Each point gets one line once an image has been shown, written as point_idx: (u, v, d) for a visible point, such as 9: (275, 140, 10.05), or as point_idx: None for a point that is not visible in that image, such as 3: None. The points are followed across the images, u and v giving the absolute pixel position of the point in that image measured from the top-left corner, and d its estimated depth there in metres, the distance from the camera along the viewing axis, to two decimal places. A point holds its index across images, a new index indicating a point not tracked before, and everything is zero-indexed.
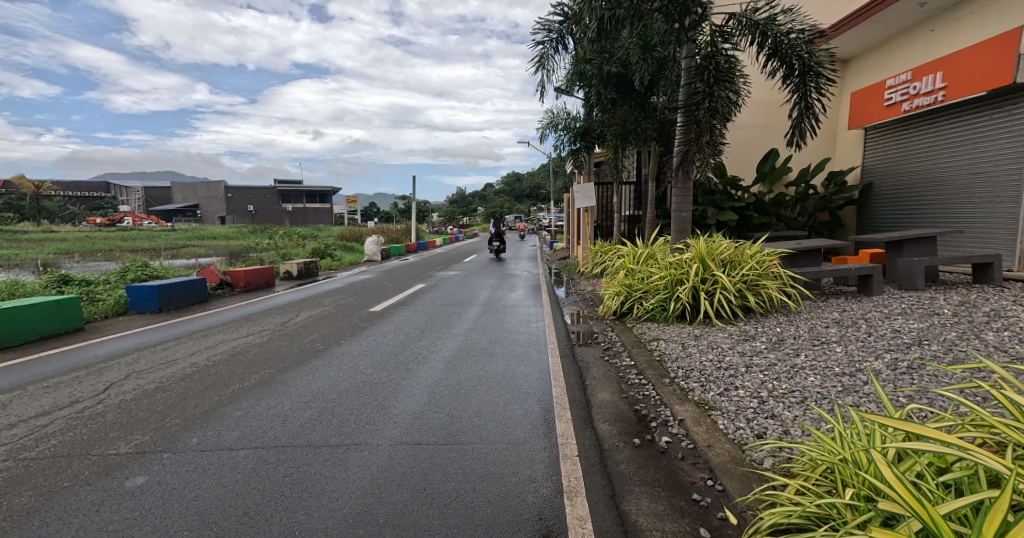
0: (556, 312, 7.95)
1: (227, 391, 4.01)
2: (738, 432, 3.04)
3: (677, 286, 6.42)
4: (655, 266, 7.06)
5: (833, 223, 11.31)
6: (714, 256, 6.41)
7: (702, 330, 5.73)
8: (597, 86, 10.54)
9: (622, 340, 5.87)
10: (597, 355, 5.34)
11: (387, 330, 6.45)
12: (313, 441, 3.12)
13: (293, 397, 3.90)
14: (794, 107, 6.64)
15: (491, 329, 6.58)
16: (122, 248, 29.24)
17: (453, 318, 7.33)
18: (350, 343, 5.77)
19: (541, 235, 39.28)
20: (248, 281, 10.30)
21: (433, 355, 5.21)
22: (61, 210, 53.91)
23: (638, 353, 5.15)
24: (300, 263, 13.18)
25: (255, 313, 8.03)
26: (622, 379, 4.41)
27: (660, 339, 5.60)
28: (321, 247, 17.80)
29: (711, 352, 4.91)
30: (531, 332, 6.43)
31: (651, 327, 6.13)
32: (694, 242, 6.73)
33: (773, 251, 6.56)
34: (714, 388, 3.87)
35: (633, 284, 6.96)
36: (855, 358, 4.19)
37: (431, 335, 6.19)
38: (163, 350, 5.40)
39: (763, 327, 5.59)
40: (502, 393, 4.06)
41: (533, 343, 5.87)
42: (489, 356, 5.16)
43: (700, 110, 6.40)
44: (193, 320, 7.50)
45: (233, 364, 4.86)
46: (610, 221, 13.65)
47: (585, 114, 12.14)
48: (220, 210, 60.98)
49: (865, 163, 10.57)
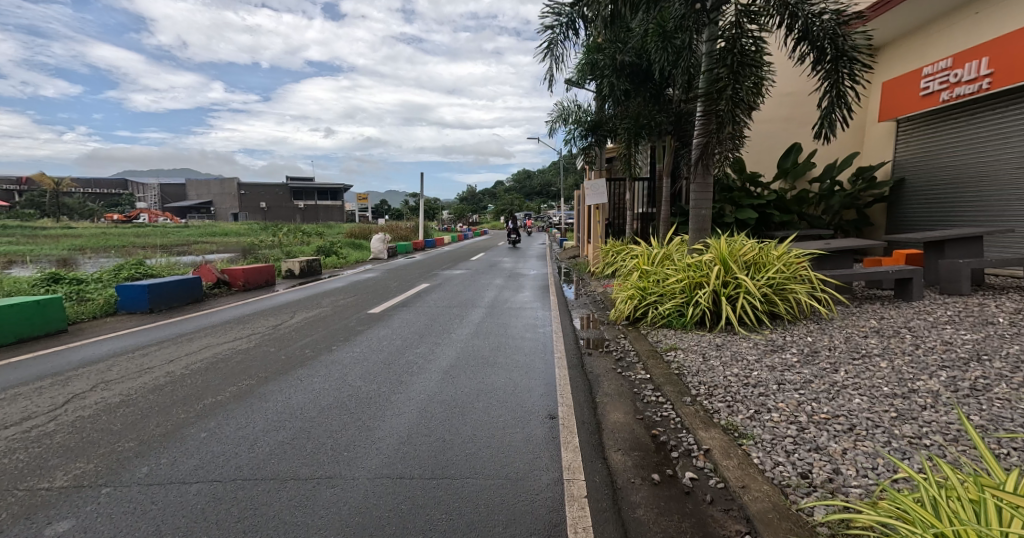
0: (564, 316, 7.49)
1: (196, 408, 3.62)
2: (778, 469, 2.56)
3: (696, 289, 5.91)
4: (671, 267, 6.56)
5: (860, 222, 10.70)
6: (737, 257, 5.88)
7: (724, 339, 5.24)
8: (610, 76, 10.00)
9: (636, 349, 5.39)
10: (609, 366, 4.87)
11: (384, 336, 6.04)
12: (280, 473, 2.70)
13: (268, 416, 3.49)
14: (825, 96, 6.06)
15: (495, 334, 6.12)
16: (132, 245, 29.10)
17: (455, 322, 6.90)
18: (342, 350, 5.35)
19: (552, 233, 38.69)
20: (247, 280, 9.93)
21: (430, 365, 4.78)
22: (80, 207, 54.46)
23: (654, 365, 4.67)
24: (302, 261, 12.84)
25: (251, 314, 7.68)
26: (637, 396, 3.94)
27: (678, 348, 5.12)
28: (327, 244, 17.48)
29: (737, 364, 4.42)
30: (537, 338, 5.97)
31: (667, 334, 5.64)
32: (714, 242, 6.22)
33: (801, 252, 6.03)
34: (743, 410, 3.39)
35: (647, 287, 6.47)
36: (905, 375, 3.68)
37: (430, 341, 5.76)
38: (141, 356, 5.04)
39: (794, 337, 5.08)
40: (502, 412, 3.62)
41: (539, 351, 5.41)
42: (490, 367, 4.72)
43: (722, 99, 5.87)
44: (185, 320, 7.17)
45: (210, 374, 4.47)
46: (622, 219, 13.11)
47: (597, 107, 11.65)
48: (233, 207, 61.29)
49: (896, 158, 9.97)
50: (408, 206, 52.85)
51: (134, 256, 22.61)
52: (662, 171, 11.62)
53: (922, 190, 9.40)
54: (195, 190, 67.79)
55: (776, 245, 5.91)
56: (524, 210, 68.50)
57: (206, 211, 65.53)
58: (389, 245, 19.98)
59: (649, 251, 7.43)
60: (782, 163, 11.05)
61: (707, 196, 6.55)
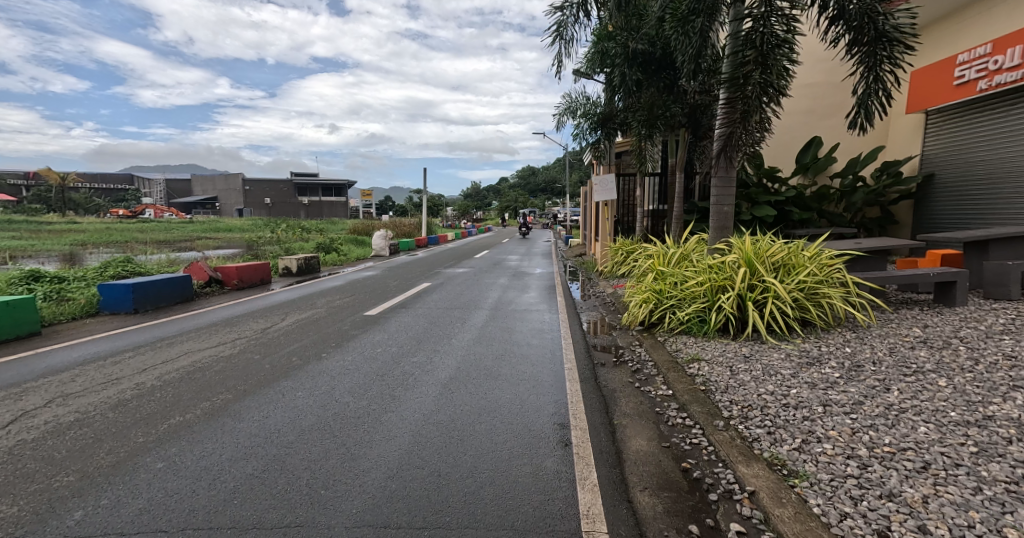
0: (573, 319, 7.01)
1: (159, 429, 3.15)
2: (847, 525, 2.08)
3: (719, 293, 5.44)
4: (690, 269, 6.07)
5: (884, 220, 10.25)
6: (764, 258, 5.40)
7: (752, 350, 4.75)
8: (621, 66, 9.48)
9: (654, 359, 4.91)
10: (625, 381, 4.38)
11: (381, 341, 5.59)
12: (240, 521, 2.25)
13: (239, 440, 3.05)
14: (860, 81, 5.57)
15: (499, 341, 5.67)
16: (134, 240, 28.75)
17: (457, 326, 6.45)
18: (334, 358, 4.90)
19: (557, 230, 38.12)
20: (241, 277, 9.46)
21: (428, 377, 4.33)
22: (86, 203, 54.26)
23: (675, 379, 4.19)
24: (300, 258, 12.41)
25: (246, 314, 7.27)
26: (661, 419, 3.46)
27: (702, 360, 4.63)
28: (328, 242, 17.06)
29: (770, 380, 3.94)
30: (545, 346, 5.49)
31: (687, 343, 5.16)
32: (738, 242, 5.73)
33: (834, 253, 5.53)
34: (789, 440, 2.89)
35: (664, 290, 6.00)
36: (974, 397, 3.18)
37: (428, 348, 5.30)
38: (113, 362, 4.63)
39: (831, 348, 4.59)
40: (507, 438, 3.15)
41: (547, 360, 4.95)
42: (493, 380, 4.27)
43: (748, 84, 5.40)
44: (174, 321, 6.76)
45: (184, 386, 4.03)
46: (632, 217, 12.60)
47: (606, 99, 11.15)
48: (238, 203, 61.01)
49: (924, 153, 9.53)
50: (412, 201, 52.35)
51: (133, 252, 22.18)
52: (676, 165, 11.10)
53: (954, 188, 8.94)
54: (199, 186, 67.54)
55: (807, 246, 5.41)
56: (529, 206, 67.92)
57: (211, 208, 65.50)
58: (392, 242, 19.51)
59: (665, 251, 6.95)
60: (802, 159, 10.66)
61: (730, 190, 6.06)
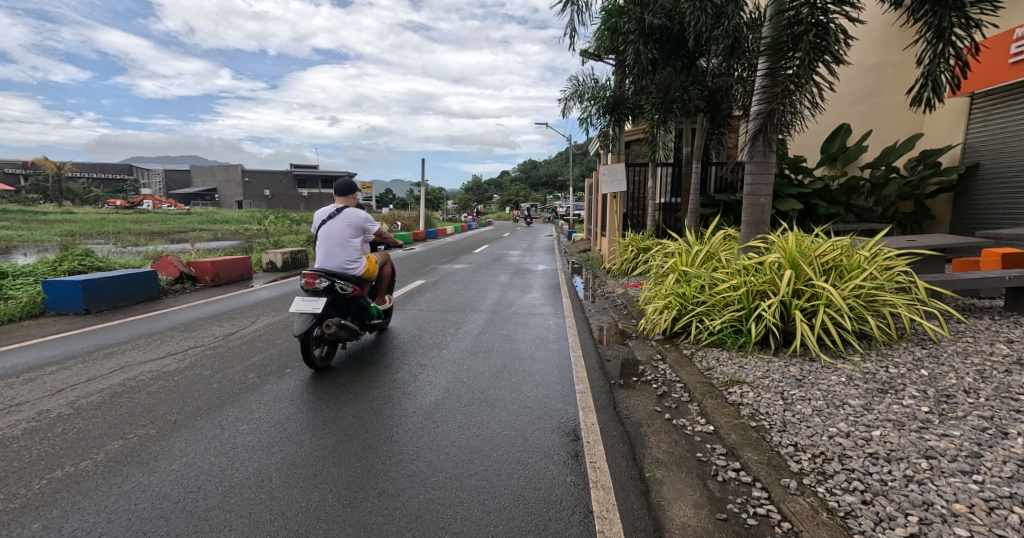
0: (581, 325, 6.18)
1: (31, 490, 2.28)
2: None
3: (758, 300, 4.62)
4: (720, 270, 5.25)
5: (919, 215, 9.88)
6: (813, 259, 4.59)
7: (804, 371, 3.91)
8: (637, 43, 8.59)
9: (683, 380, 4.08)
10: (651, 409, 3.56)
11: (362, 352, 4.77)
12: None
13: (141, 505, 2.21)
14: (926, 50, 5.05)
15: (497, 352, 4.84)
16: (127, 231, 28.02)
17: (449, 333, 5.61)
18: (300, 373, 4.06)
19: (559, 225, 37.17)
20: (217, 273, 8.49)
21: (410, 402, 3.53)
22: (83, 193, 53.50)
23: (715, 410, 3.38)
24: (287, 252, 11.56)
25: (225, 312, 6.49)
26: (707, 472, 2.65)
27: (744, 383, 3.81)
28: (319, 235, 16.14)
29: (838, 413, 3.11)
30: (551, 359, 4.66)
31: (722, 360, 4.33)
32: (779, 239, 4.91)
33: (894, 253, 4.72)
34: (900, 518, 2.07)
35: (690, 295, 5.19)
36: None
37: (414, 362, 4.48)
38: (26, 377, 3.74)
39: (902, 371, 3.78)
40: (507, 504, 2.35)
41: (555, 379, 4.13)
42: (490, 409, 3.44)
43: (797, 49, 4.61)
44: (144, 320, 5.92)
45: (101, 415, 3.09)
46: (642, 210, 11.72)
47: (616, 82, 10.30)
48: (236, 194, 60.13)
49: (966, 142, 9.18)
50: (412, 194, 51.40)
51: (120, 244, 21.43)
52: (691, 154, 10.21)
53: (1003, 180, 8.50)
54: (198, 176, 66.62)
55: (865, 246, 4.58)
56: (531, 201, 66.94)
57: (210, 199, 64.58)
58: (386, 236, 18.61)
59: (687, 249, 6.13)
60: (828, 149, 10.43)
61: (768, 178, 5.21)
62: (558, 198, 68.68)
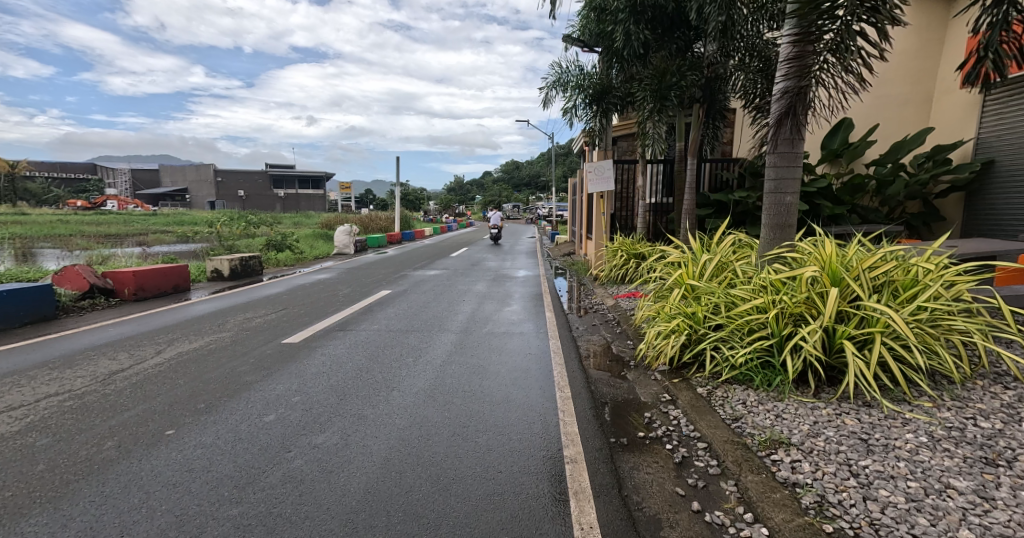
0: (568, 348, 5.15)
1: None
2: None
3: (791, 326, 3.66)
4: (738, 286, 4.27)
5: (929, 215, 9.12)
6: (860, 273, 3.62)
7: (866, 426, 2.92)
8: (627, 22, 7.65)
9: (705, 439, 3.07)
10: (669, 493, 2.53)
11: (286, 397, 3.64)
12: None
13: None
14: (983, 15, 4.03)
15: (461, 395, 3.77)
16: (79, 234, 26.06)
17: (405, 364, 4.52)
18: (185, 434, 2.93)
19: (542, 226, 36.26)
20: (141, 285, 7.25)
21: (328, 493, 2.44)
22: (41, 193, 50.77)
23: (763, 497, 2.37)
24: (235, 259, 10.27)
25: (137, 334, 5.30)
26: None
27: (792, 446, 2.80)
28: (281, 238, 14.82)
29: (949, 509, 2.11)
30: (530, 404, 3.62)
31: (753, 407, 3.36)
32: (814, 247, 3.94)
33: (956, 264, 3.78)
34: None
35: (703, 316, 4.20)
36: None
37: (350, 414, 3.39)
38: None
39: (998, 425, 2.82)
40: None
41: (535, 440, 3.08)
42: (442, 502, 2.38)
43: (838, 7, 3.64)
44: (28, 347, 4.73)
45: None
46: (630, 212, 10.72)
47: (602, 70, 9.35)
48: (209, 194, 57.91)
49: (979, 137, 8.44)
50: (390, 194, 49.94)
51: (64, 248, 19.64)
52: (685, 150, 9.29)
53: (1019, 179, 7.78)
54: (166, 175, 63.97)
55: (925, 255, 3.61)
56: (513, 201, 65.98)
57: (179, 199, 61.98)
58: (357, 239, 17.36)
59: (693, 258, 5.13)
60: (830, 145, 9.65)
61: (794, 171, 4.27)
62: (540, 200, 67.72)
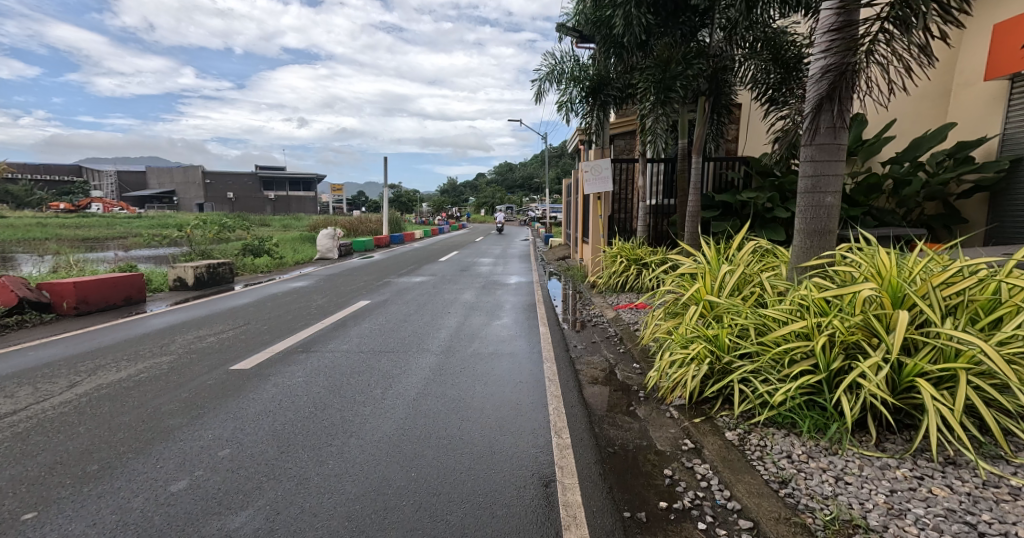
0: (565, 374, 4.39)
1: None
2: None
3: (843, 356, 2.94)
4: (771, 304, 3.55)
5: (951, 217, 8.43)
6: (930, 292, 2.90)
7: (965, 501, 2.20)
8: (628, 4, 6.84)
9: (750, 515, 2.34)
10: None
11: (213, 450, 2.87)
12: None
13: None
14: None
15: (434, 445, 3.02)
16: (55, 237, 25.10)
17: (370, 399, 3.75)
18: (47, 520, 2.17)
19: (537, 228, 35.41)
20: (84, 298, 6.44)
21: None
22: (23, 194, 49.38)
23: None
24: (201, 266, 9.41)
25: (60, 360, 4.50)
26: None
27: (871, 532, 2.08)
28: (259, 242, 13.96)
29: None
30: (519, 459, 2.87)
31: (805, 465, 2.62)
32: (867, 259, 3.22)
33: None
34: None
35: (729, 342, 3.48)
36: None
37: (289, 477, 2.63)
38: None
39: None
40: None
41: (526, 519, 2.33)
42: None
43: None
44: None
45: None
46: (628, 214, 10.00)
47: (599, 59, 8.58)
48: (196, 196, 56.70)
49: (1005, 133, 7.72)
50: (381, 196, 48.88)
51: (36, 252, 18.76)
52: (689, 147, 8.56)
53: None
54: (153, 177, 62.64)
55: (1010, 270, 2.90)
56: (506, 202, 65.07)
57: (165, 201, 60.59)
58: (343, 243, 16.47)
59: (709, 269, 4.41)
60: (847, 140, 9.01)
61: (836, 167, 3.57)
62: (534, 201, 66.81)
